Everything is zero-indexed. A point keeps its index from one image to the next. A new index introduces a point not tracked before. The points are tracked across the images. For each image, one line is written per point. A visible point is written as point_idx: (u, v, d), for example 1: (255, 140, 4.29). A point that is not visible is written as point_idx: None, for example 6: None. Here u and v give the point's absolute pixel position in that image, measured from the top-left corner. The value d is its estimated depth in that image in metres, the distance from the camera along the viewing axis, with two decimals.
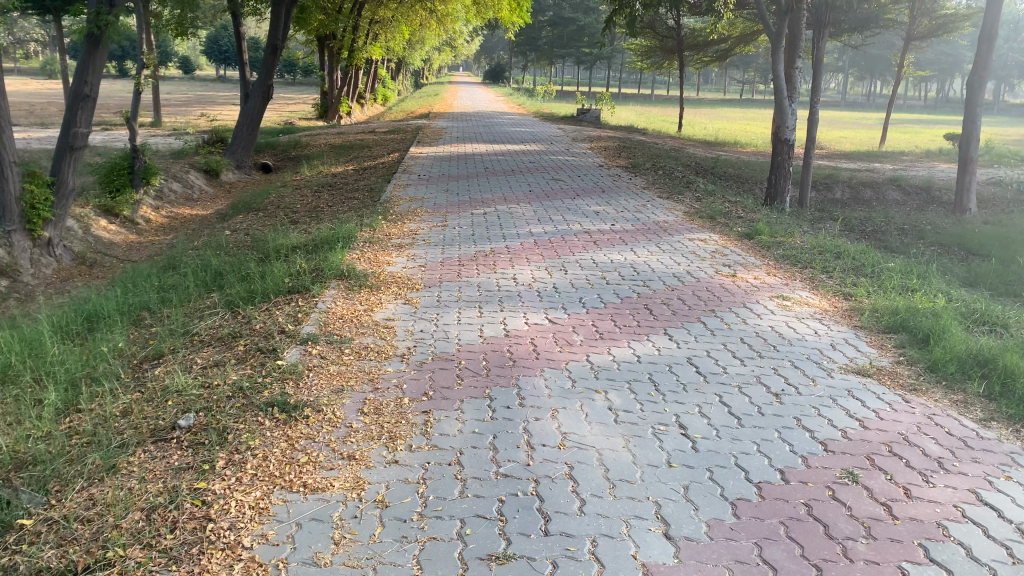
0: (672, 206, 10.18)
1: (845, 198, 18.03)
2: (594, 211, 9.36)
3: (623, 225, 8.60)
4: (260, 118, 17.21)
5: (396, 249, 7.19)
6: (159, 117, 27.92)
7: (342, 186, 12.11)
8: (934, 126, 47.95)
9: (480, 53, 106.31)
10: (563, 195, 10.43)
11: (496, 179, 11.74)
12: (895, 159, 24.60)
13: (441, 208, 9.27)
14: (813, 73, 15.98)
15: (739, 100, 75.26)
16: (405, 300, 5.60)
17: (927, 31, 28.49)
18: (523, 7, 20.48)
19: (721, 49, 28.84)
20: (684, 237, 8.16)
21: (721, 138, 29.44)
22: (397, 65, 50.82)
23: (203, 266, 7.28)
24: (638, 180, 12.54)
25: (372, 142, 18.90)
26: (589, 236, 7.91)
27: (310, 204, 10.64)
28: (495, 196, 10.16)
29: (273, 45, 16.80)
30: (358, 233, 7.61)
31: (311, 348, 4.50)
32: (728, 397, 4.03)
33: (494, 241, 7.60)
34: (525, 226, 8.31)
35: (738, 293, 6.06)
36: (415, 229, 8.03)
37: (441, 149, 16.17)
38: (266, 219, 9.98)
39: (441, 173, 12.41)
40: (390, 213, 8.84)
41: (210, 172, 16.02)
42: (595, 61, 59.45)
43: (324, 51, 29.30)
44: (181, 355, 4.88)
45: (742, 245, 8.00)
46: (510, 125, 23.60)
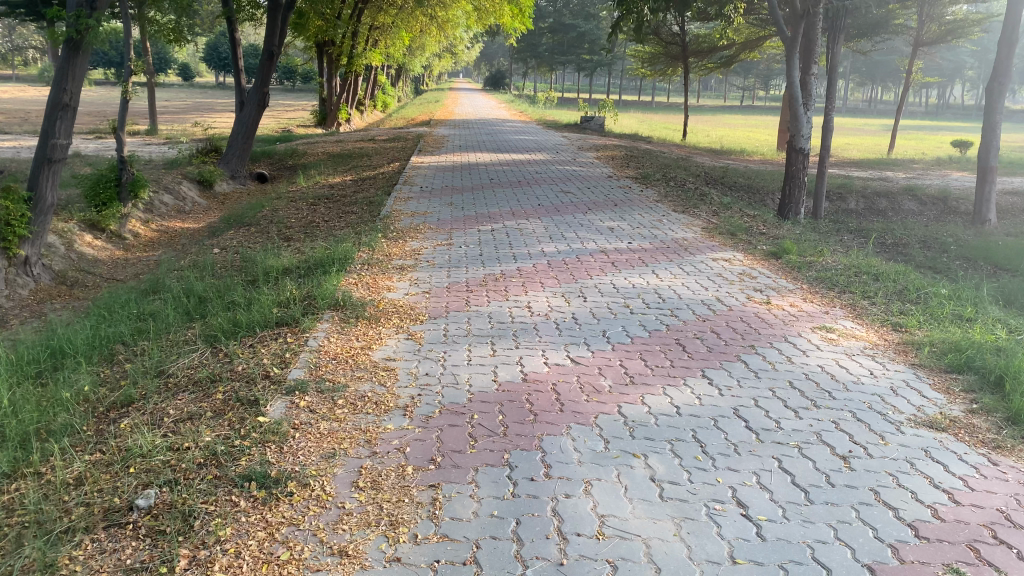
0: (690, 221, 9.57)
1: (859, 208, 17.41)
2: (608, 228, 8.76)
3: (641, 243, 8.00)
4: (255, 126, 16.63)
5: (397, 272, 6.58)
6: (154, 125, 27.33)
7: (339, 199, 11.50)
8: (938, 133, 47.36)
9: (480, 60, 105.95)
10: (574, 209, 9.82)
11: (502, 191, 11.14)
12: (906, 167, 23.98)
13: (445, 224, 8.66)
14: (828, 80, 15.35)
15: (740, 107, 74.68)
16: (408, 334, 5.00)
17: (936, 37, 27.88)
18: (525, 12, 20.22)
19: (726, 55, 28.27)
20: (707, 256, 7.56)
21: (727, 146, 28.87)
22: (397, 72, 50.31)
23: (186, 290, 6.68)
24: (650, 192, 11.95)
25: (372, 151, 18.33)
26: (606, 256, 7.31)
27: (305, 219, 10.03)
28: (502, 210, 9.55)
29: (269, 52, 16.22)
30: (355, 254, 7.01)
31: (298, 400, 3.90)
32: (788, 462, 3.43)
33: (503, 262, 6.99)
34: (536, 244, 7.70)
35: (776, 324, 5.46)
36: (418, 248, 7.43)
37: (443, 159, 15.58)
38: (259, 236, 9.38)
39: (444, 185, 11.79)
40: (391, 229, 8.24)
41: (204, 182, 15.43)
42: (596, 68, 58.96)
43: (323, 58, 28.75)
44: (151, 404, 4.27)
45: (770, 265, 7.39)
46: (512, 133, 22.98)
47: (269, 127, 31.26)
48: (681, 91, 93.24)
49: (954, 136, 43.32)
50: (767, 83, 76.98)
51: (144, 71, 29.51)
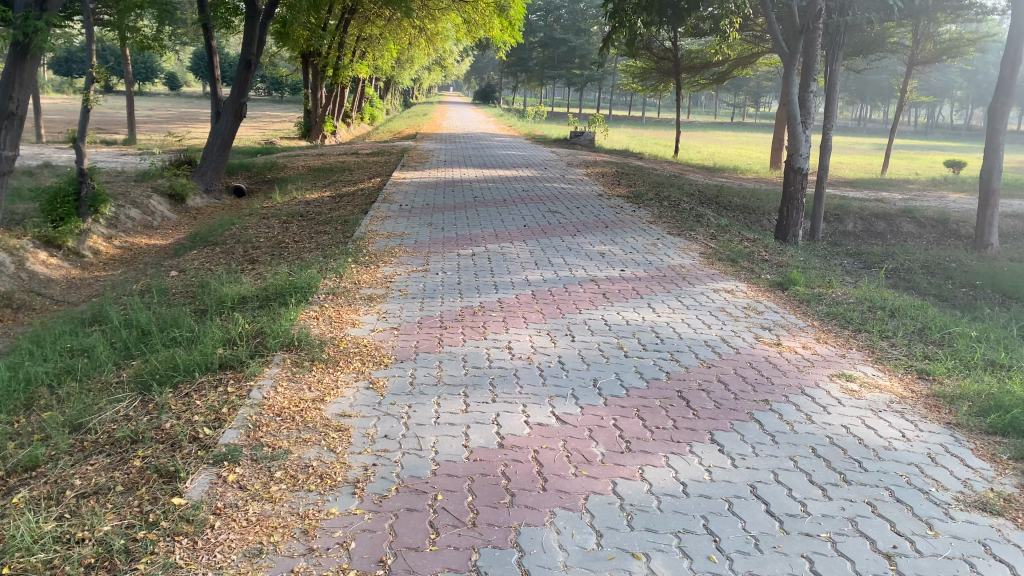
0: (687, 246, 8.95)
1: (857, 230, 16.90)
2: (599, 253, 8.15)
3: (634, 270, 7.38)
4: (231, 138, 15.98)
5: (365, 303, 5.92)
6: (133, 136, 26.64)
7: (314, 216, 10.83)
8: (929, 153, 47.22)
9: (471, 74, 105.77)
10: (562, 231, 9.19)
11: (487, 210, 10.51)
12: (902, 188, 23.56)
13: (423, 247, 8.02)
14: (827, 98, 14.83)
15: (730, 124, 74.59)
16: (370, 382, 4.33)
17: (931, 56, 27.56)
18: (515, 26, 19.85)
19: (718, 71, 27.88)
20: (706, 287, 6.94)
21: (719, 164, 28.43)
22: (386, 85, 49.88)
23: (129, 322, 6.01)
24: (642, 212, 11.38)
25: (354, 165, 17.71)
26: (597, 285, 6.68)
27: (273, 239, 9.35)
28: (486, 232, 8.91)
29: (247, 61, 15.61)
30: (320, 282, 6.36)
31: (226, 474, 3.24)
32: (823, 564, 2.79)
33: (482, 292, 6.34)
34: (521, 271, 7.07)
35: (789, 372, 4.82)
36: (391, 275, 6.77)
37: (427, 174, 14.97)
38: (222, 257, 8.69)
39: (425, 203, 11.15)
40: (364, 252, 7.60)
41: (175, 196, 14.72)
42: (587, 84, 58.86)
43: (308, 68, 28.18)
44: (57, 468, 3.58)
45: (775, 298, 6.78)
46: (500, 148, 22.41)
47: (253, 139, 30.66)
48: (671, 107, 93.28)
49: (945, 156, 43.20)
50: (758, 100, 76.99)
51: (124, 80, 28.75)
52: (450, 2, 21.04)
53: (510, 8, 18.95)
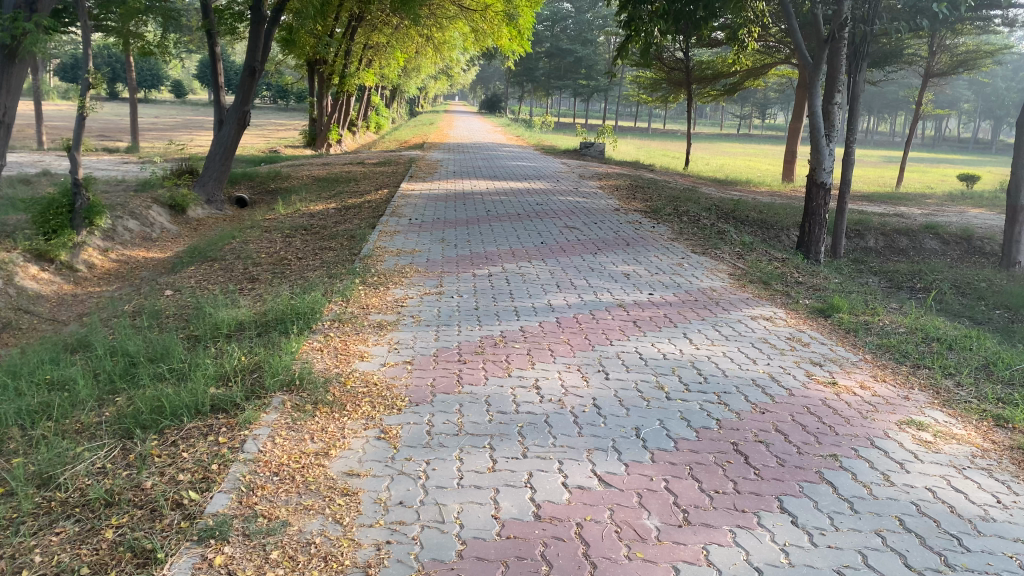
0: (715, 267, 8.42)
1: (879, 247, 16.34)
2: (623, 273, 7.63)
3: (663, 294, 6.86)
4: (234, 147, 15.52)
5: (374, 331, 5.39)
6: (136, 144, 26.23)
7: (318, 230, 10.32)
8: (940, 166, 46.68)
9: (477, 83, 105.59)
10: (582, 249, 8.66)
11: (500, 225, 9.99)
12: (919, 203, 23.03)
13: (435, 265, 7.51)
14: (850, 110, 14.31)
15: (737, 135, 74.09)
16: (382, 431, 3.79)
17: (947, 68, 27.07)
18: (524, 35, 19.23)
19: (730, 82, 27.40)
20: (743, 314, 6.40)
21: (731, 176, 27.92)
22: (393, 93, 49.55)
23: (117, 350, 5.49)
24: (663, 228, 10.87)
25: (360, 175, 17.22)
26: (626, 312, 6.15)
27: (276, 255, 8.84)
28: (501, 249, 8.38)
29: (251, 68, 15.15)
30: (326, 307, 5.84)
31: (213, 558, 2.70)
32: None
33: (502, 318, 5.80)
34: (541, 295, 6.54)
35: (853, 419, 4.28)
36: (402, 299, 6.25)
37: (436, 186, 14.47)
38: (220, 275, 8.18)
39: (436, 217, 10.63)
40: (373, 272, 7.08)
41: (176, 207, 14.27)
42: (593, 94, 58.49)
43: (314, 76, 27.77)
44: (14, 539, 3.04)
45: (819, 327, 6.24)
46: (509, 158, 21.89)
47: (258, 147, 30.25)
48: (678, 118, 92.83)
49: (956, 170, 42.67)
50: (764, 112, 76.55)
51: (128, 87, 28.38)
52: (458, 11, 20.59)
53: (519, 17, 18.77)
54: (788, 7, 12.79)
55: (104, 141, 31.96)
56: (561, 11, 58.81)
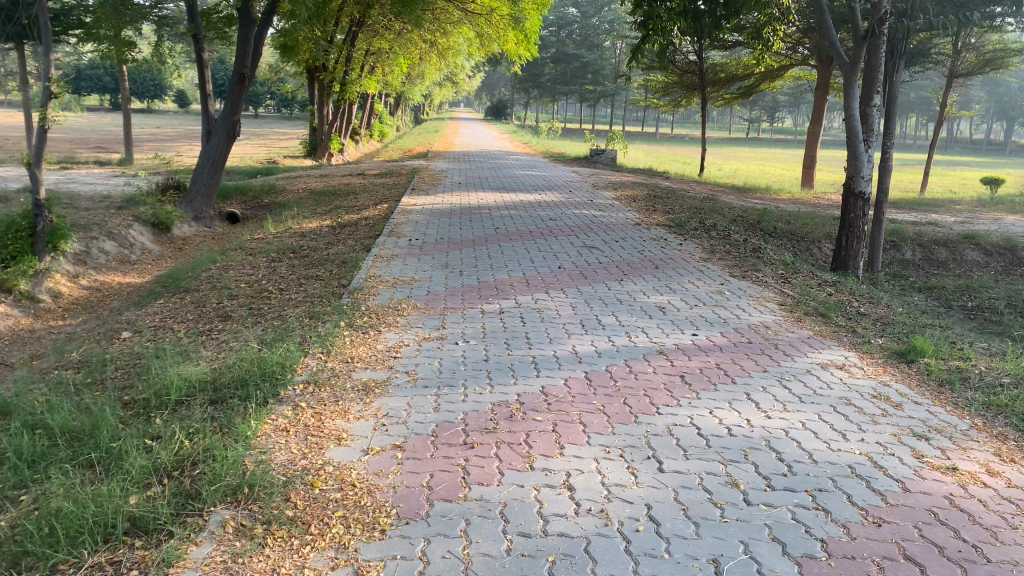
0: (761, 295, 7.29)
1: (917, 259, 15.18)
2: (658, 306, 6.51)
3: (709, 334, 5.75)
4: (223, 160, 14.50)
5: (357, 398, 4.27)
6: (130, 158, 25.29)
7: (307, 253, 9.25)
8: (957, 169, 45.53)
9: (482, 90, 104.83)
10: (606, 276, 7.55)
11: (511, 246, 8.89)
12: (949, 209, 21.88)
13: (437, 299, 6.41)
14: (887, 112, 13.14)
15: (747, 138, 72.93)
16: (356, 573, 2.69)
17: (973, 68, 25.96)
18: (531, 39, 18.37)
19: (745, 85, 26.32)
20: (808, 361, 5.28)
21: (749, 183, 26.82)
22: (397, 101, 48.61)
23: (35, 421, 4.41)
24: (692, 247, 9.76)
25: (359, 188, 16.17)
26: (670, 362, 5.03)
27: (256, 285, 7.75)
28: (513, 277, 7.29)
29: (240, 74, 14.11)
30: (301, 363, 4.74)
31: None
32: None
33: (517, 373, 4.68)
34: (563, 338, 5.43)
35: (1003, 534, 3.13)
36: (395, 347, 5.14)
37: (440, 200, 13.39)
38: (189, 311, 7.09)
39: (438, 236, 9.54)
40: (364, 310, 6.00)
41: (160, 225, 13.25)
42: (600, 99, 57.59)
43: (314, 83, 26.81)
44: None
45: (905, 377, 5.11)
46: (517, 167, 20.80)
47: (257, 158, 29.30)
48: (686, 122, 91.70)
49: (979, 173, 41.45)
50: (773, 115, 75.49)
51: (121, 96, 27.46)
52: (462, 15, 19.55)
53: (526, 21, 17.72)
54: (820, 2, 11.62)
55: (99, 153, 31.00)
56: (566, 16, 58.16)
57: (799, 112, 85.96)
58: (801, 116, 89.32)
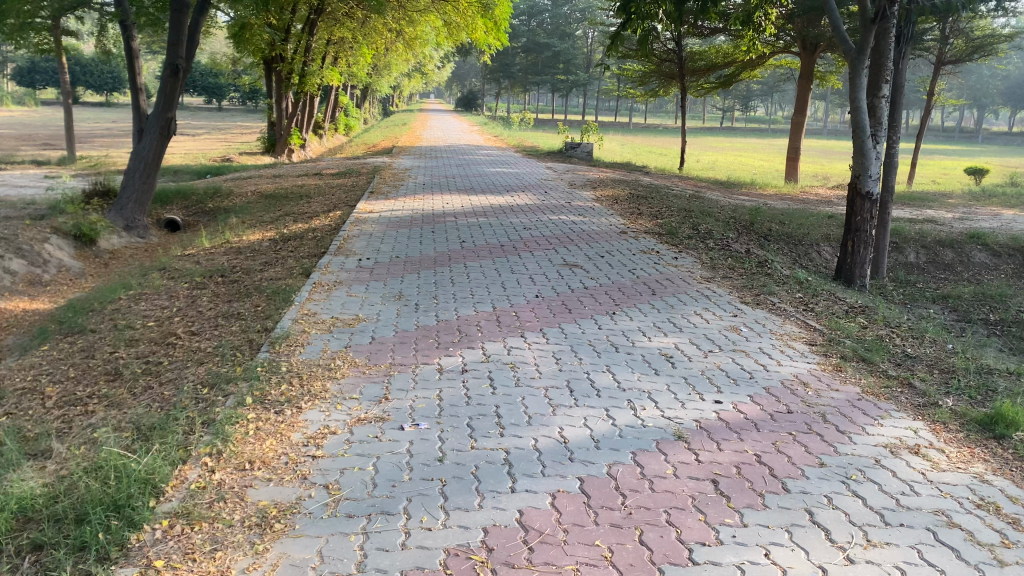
0: (783, 333, 6.00)
1: (920, 262, 14.05)
2: (664, 354, 5.18)
3: (735, 402, 4.42)
4: (158, 161, 13.00)
5: (244, 545, 2.89)
6: (71, 157, 23.47)
7: (238, 278, 7.81)
8: (934, 158, 44.82)
9: (454, 78, 103.34)
10: (594, 309, 6.22)
11: (479, 267, 7.50)
12: (943, 204, 20.83)
13: (381, 352, 5.01)
14: (892, 103, 11.83)
15: (721, 128, 71.99)
16: None
17: (961, 55, 24.87)
18: (501, 26, 16.42)
19: (725, 74, 25.06)
20: (871, 443, 3.99)
21: (732, 176, 25.61)
22: (363, 92, 46.90)
23: None
24: (689, 263, 8.46)
25: (314, 190, 14.69)
26: (694, 455, 3.68)
27: (164, 326, 6.30)
28: (481, 313, 5.92)
29: (174, 66, 12.49)
30: (174, 478, 3.33)
31: None
32: None
33: (484, 485, 3.32)
34: (548, 414, 4.07)
35: None
36: (314, 440, 3.75)
37: (400, 205, 11.95)
38: (72, 365, 5.62)
39: (393, 254, 8.14)
40: (286, 373, 4.59)
41: (83, 238, 11.69)
42: (573, 89, 56.23)
43: (272, 75, 25.11)
44: None
45: (1004, 466, 3.82)
46: (488, 164, 19.37)
47: (214, 155, 27.60)
48: (659, 112, 90.77)
49: (959, 162, 40.68)
50: (748, 105, 74.59)
51: (62, 90, 25.54)
52: (428, 3, 18.13)
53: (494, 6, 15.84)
54: None
55: (42, 150, 29.03)
56: (536, 4, 56.45)
57: (771, 101, 85.27)
58: (773, 104, 88.74)
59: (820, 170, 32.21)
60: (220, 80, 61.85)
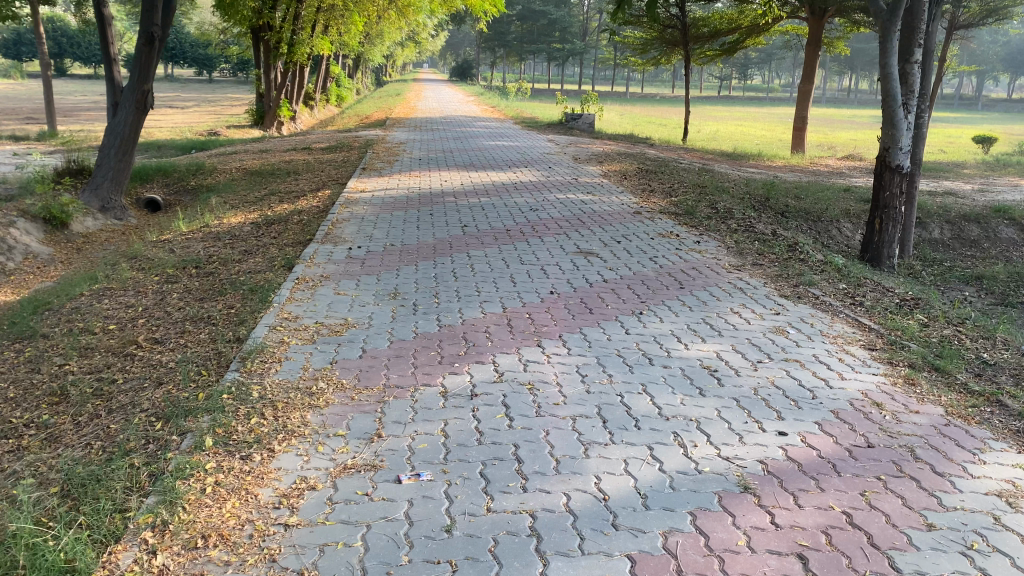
0: (836, 334, 5.20)
1: (946, 239, 13.23)
2: (708, 367, 4.38)
3: (805, 435, 3.63)
4: (134, 137, 12.13)
5: None
6: (52, 132, 22.44)
7: (215, 270, 6.97)
8: (938, 126, 43.84)
9: (448, 48, 101.78)
10: (618, 308, 5.42)
11: (482, 258, 6.67)
12: (960, 175, 19.96)
13: (371, 370, 4.20)
14: (923, 71, 10.84)
15: (719, 97, 70.72)
16: None
17: (974, 19, 23.87)
18: None
19: (728, 41, 24.02)
20: (980, 491, 3.22)
21: (738, 148, 24.66)
22: (356, 62, 45.65)
23: None
24: (714, 248, 7.64)
25: (302, 166, 13.82)
26: (769, 517, 2.91)
27: (125, 330, 5.49)
28: (489, 316, 5.12)
29: (148, 34, 11.57)
30: (101, 567, 2.55)
31: None
32: None
33: (506, 571, 2.54)
34: (579, 456, 3.29)
35: None
36: (288, 502, 2.96)
37: (393, 183, 11.10)
38: (14, 381, 4.80)
39: (387, 242, 7.30)
40: (256, 402, 3.79)
41: (53, 221, 10.79)
42: (569, 58, 54.96)
43: (259, 44, 24.01)
44: None
45: None
46: (486, 137, 18.43)
47: (200, 129, 26.54)
48: (656, 81, 89.38)
49: (963, 130, 39.72)
50: (746, 73, 73.35)
51: (39, 61, 24.41)
52: None
53: None
54: None
55: (22, 124, 27.93)
56: None
57: (770, 69, 83.97)
58: (771, 71, 87.34)
59: (824, 139, 31.29)
60: (210, 51, 60.38)
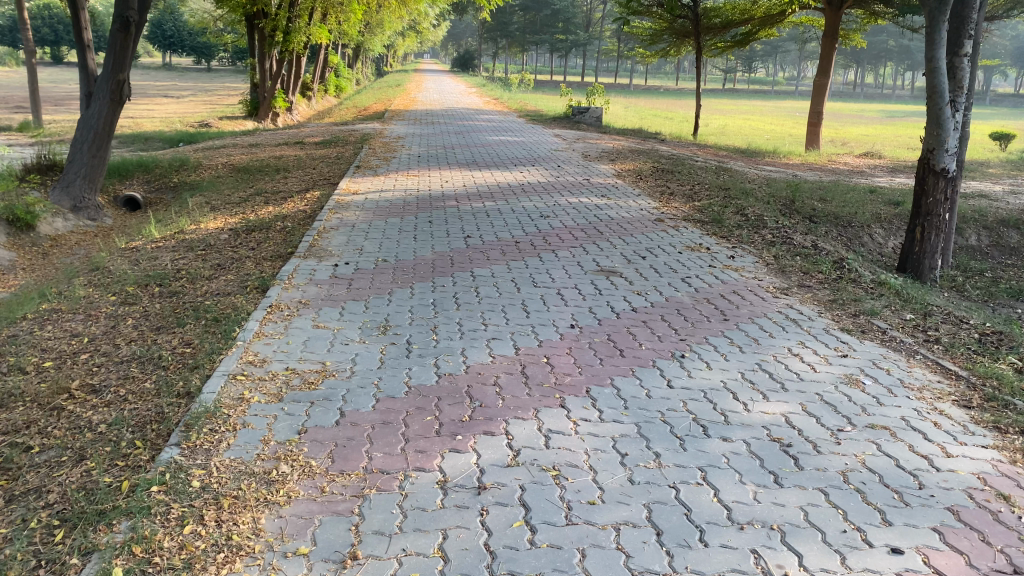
0: (921, 386, 4.27)
1: (984, 245, 12.30)
2: (779, 441, 3.44)
3: (929, 553, 2.70)
4: (108, 130, 11.21)
5: None
6: (34, 122, 21.35)
7: (181, 290, 6.02)
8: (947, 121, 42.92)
9: (449, 38, 100.75)
10: (653, 349, 4.49)
11: (486, 280, 5.72)
12: (986, 174, 19.02)
13: (348, 445, 3.27)
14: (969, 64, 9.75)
15: (723, 90, 69.68)
16: None
17: (998, 11, 22.90)
18: None
19: (741, 32, 23.04)
20: None
21: (752, 144, 23.73)
22: (355, 51, 44.53)
23: None
24: (750, 265, 6.69)
25: (293, 163, 12.87)
26: None
27: (59, 371, 4.56)
28: (499, 361, 4.19)
29: (122, 18, 10.66)
30: None
31: None
32: None
33: None
34: None
35: None
36: None
37: (388, 183, 10.14)
38: None
39: (377, 258, 6.36)
40: (194, 498, 2.86)
41: (16, 222, 9.80)
42: (572, 48, 53.86)
43: (254, 32, 22.96)
44: None
45: None
46: (490, 132, 17.48)
47: (192, 119, 25.49)
48: (659, 74, 88.24)
49: (976, 126, 38.73)
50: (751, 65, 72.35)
51: (22, 48, 23.27)
52: None
53: None
54: None
55: (8, 114, 26.83)
56: None
57: (773, 62, 83.00)
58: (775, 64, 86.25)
59: (835, 134, 30.32)
60: (207, 39, 59.07)
